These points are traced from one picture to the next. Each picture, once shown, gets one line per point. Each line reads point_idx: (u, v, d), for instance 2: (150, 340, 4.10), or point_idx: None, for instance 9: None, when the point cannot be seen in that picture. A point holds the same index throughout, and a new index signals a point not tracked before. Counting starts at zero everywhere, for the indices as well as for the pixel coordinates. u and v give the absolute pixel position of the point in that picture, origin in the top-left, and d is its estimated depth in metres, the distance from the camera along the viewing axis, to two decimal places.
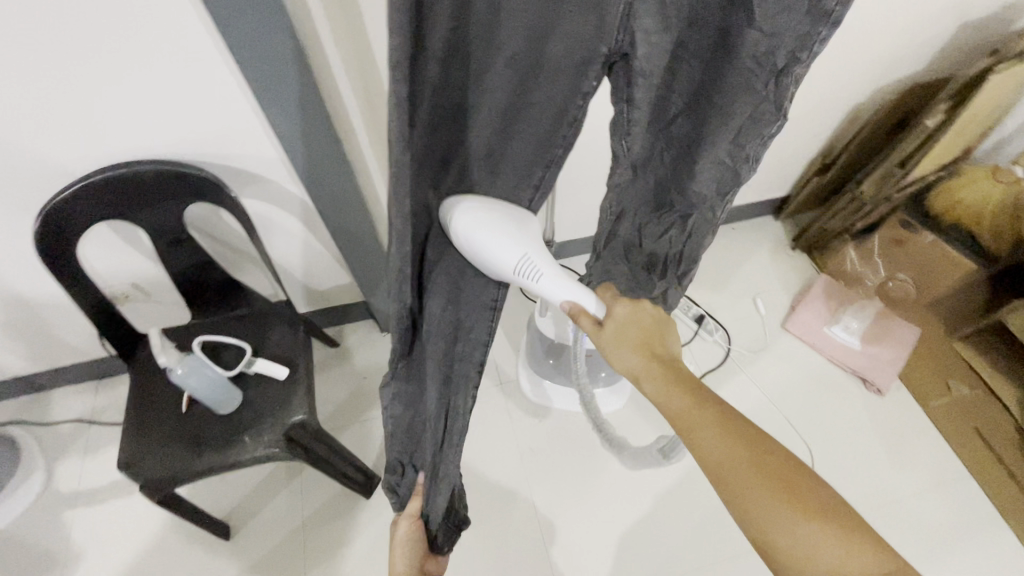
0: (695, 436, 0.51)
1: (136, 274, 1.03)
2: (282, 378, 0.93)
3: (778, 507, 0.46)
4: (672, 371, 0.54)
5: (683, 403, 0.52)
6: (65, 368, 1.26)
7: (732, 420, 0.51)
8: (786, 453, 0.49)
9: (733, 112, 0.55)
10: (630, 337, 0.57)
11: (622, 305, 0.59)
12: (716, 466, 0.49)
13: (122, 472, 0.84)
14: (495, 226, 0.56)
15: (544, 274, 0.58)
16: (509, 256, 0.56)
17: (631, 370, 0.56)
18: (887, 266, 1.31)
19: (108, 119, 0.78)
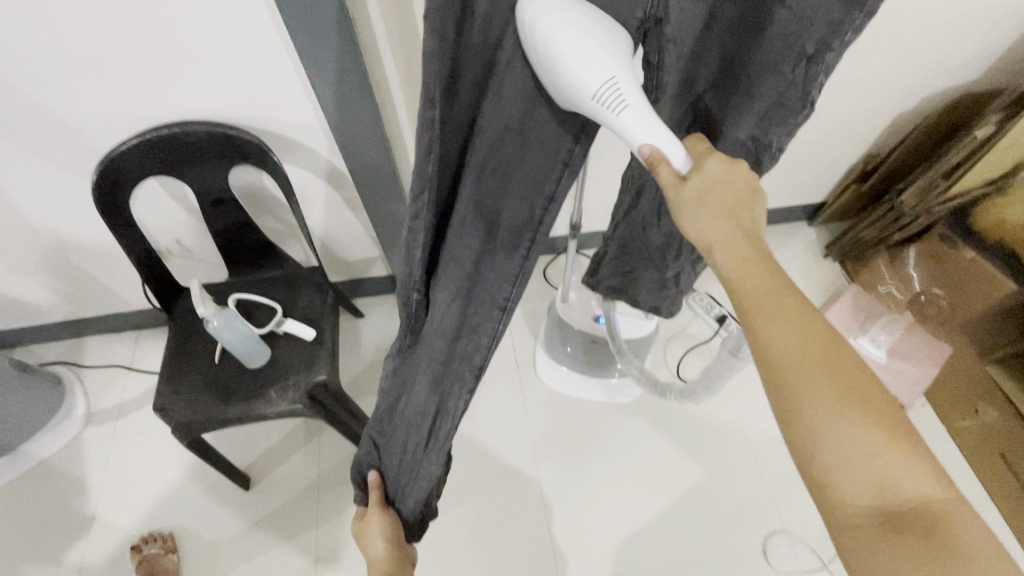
0: (759, 320, 0.44)
1: (180, 230, 1.09)
2: (308, 339, 0.97)
3: (837, 411, 0.41)
4: (756, 248, 0.47)
5: (761, 286, 0.45)
6: (109, 317, 1.34)
7: (808, 311, 0.44)
8: (858, 359, 0.43)
9: (758, 92, 0.53)
10: (715, 201, 0.49)
11: (712, 162, 0.50)
12: (778, 358, 0.43)
13: (156, 413, 0.89)
14: (581, 34, 0.43)
15: (631, 102, 0.46)
16: (595, 75, 0.43)
17: (708, 239, 0.48)
18: (924, 279, 1.30)
19: (166, 77, 0.83)
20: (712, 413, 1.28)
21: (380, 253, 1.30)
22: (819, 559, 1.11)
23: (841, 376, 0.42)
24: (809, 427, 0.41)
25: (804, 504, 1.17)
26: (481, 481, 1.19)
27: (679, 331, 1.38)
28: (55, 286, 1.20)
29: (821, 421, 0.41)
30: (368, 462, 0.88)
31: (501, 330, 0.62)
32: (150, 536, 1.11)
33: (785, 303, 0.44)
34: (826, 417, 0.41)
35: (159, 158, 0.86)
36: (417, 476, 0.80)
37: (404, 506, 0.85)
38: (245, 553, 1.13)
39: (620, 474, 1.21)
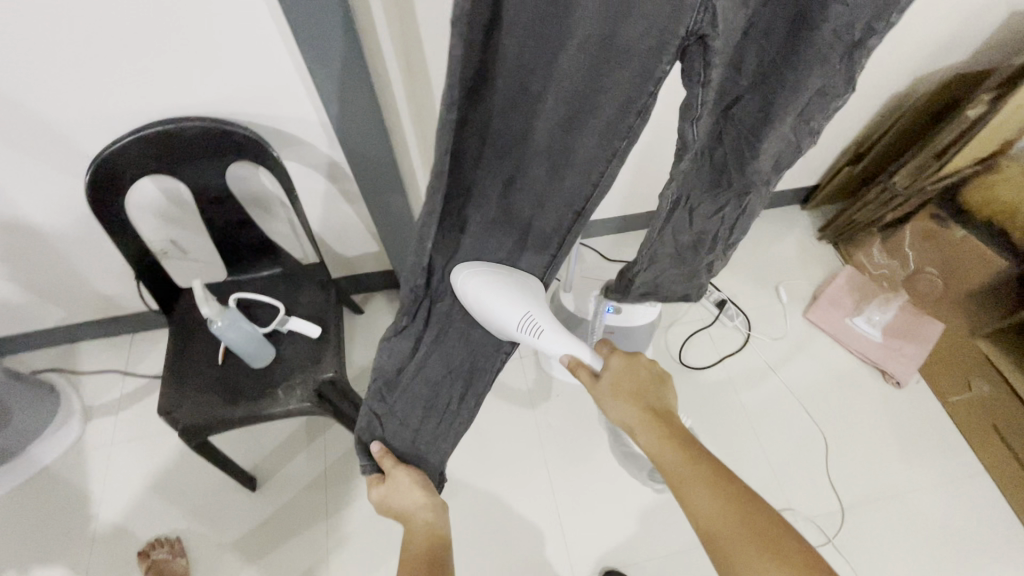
0: (687, 494, 0.63)
1: (175, 229, 1.06)
2: (314, 336, 0.96)
3: (759, 561, 0.56)
4: (664, 427, 0.69)
5: (677, 457, 0.66)
6: (102, 320, 1.31)
7: (719, 478, 0.62)
8: (767, 510, 0.59)
9: (804, 86, 0.58)
10: (625, 391, 0.73)
11: (618, 359, 0.75)
12: (705, 520, 0.61)
13: (161, 417, 0.88)
14: (499, 291, 0.70)
15: (544, 329, 0.72)
16: (511, 316, 0.71)
17: (625, 419, 0.72)
18: (918, 256, 1.33)
19: (159, 72, 0.80)
20: (715, 397, 1.29)
21: (379, 249, 1.29)
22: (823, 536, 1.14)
23: (755, 527, 0.58)
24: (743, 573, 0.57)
25: (807, 483, 1.19)
26: (489, 473, 1.20)
27: (680, 317, 1.40)
28: (46, 291, 1.17)
29: (750, 571, 0.56)
30: (369, 433, 0.80)
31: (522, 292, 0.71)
32: (157, 541, 1.11)
33: (699, 467, 0.64)
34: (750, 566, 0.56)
35: (154, 156, 0.84)
36: (443, 431, 0.85)
37: (431, 459, 0.86)
38: (254, 554, 1.12)
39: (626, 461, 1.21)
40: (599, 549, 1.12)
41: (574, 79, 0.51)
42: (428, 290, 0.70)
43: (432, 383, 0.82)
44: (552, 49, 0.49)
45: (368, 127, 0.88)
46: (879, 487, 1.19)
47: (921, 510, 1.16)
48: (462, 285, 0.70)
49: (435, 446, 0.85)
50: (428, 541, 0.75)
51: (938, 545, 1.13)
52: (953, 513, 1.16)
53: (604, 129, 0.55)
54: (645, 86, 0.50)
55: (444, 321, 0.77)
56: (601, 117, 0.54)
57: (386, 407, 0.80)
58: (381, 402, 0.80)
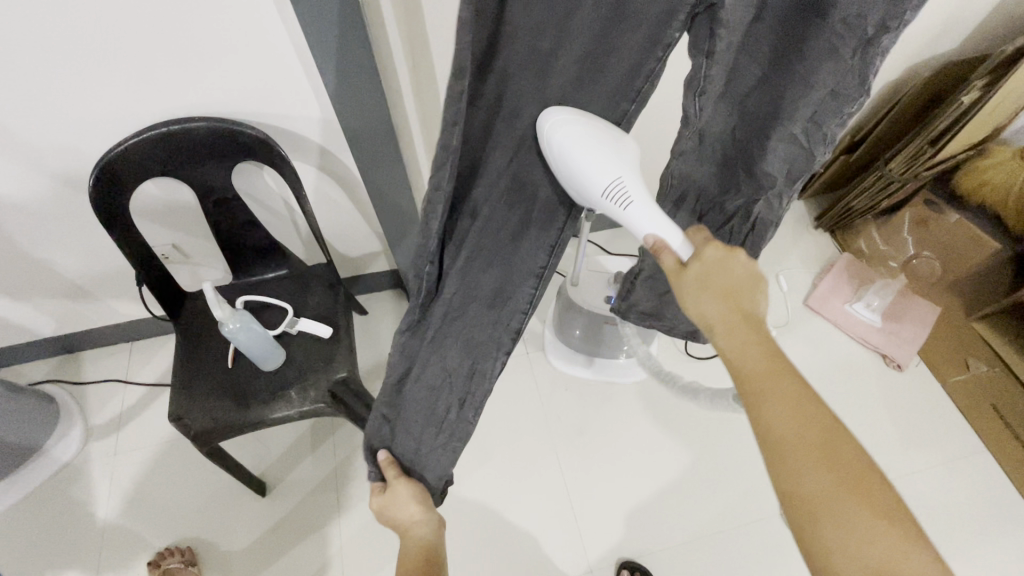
0: (761, 406, 0.51)
1: (177, 233, 1.05)
2: (325, 337, 0.96)
3: (839, 496, 0.47)
4: (753, 330, 0.53)
5: (762, 364, 0.52)
6: (101, 329, 1.29)
7: (805, 396, 0.50)
8: (855, 446, 0.49)
9: (812, 80, 0.55)
10: (716, 282, 0.55)
11: (716, 249, 0.57)
12: (780, 438, 0.49)
13: (172, 423, 0.86)
14: (589, 141, 0.52)
15: (635, 200, 0.54)
16: (600, 177, 0.53)
17: (709, 318, 0.55)
18: (915, 241, 1.36)
19: (163, 73, 0.79)
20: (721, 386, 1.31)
21: (383, 247, 1.29)
22: None
23: (835, 462, 0.48)
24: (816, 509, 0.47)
25: None
26: (500, 468, 1.20)
27: None
28: (43, 300, 1.15)
29: (829, 512, 0.46)
30: (379, 441, 0.81)
31: (537, 296, 0.68)
32: (167, 551, 1.08)
33: (785, 383, 0.51)
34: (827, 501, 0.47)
35: (159, 158, 0.82)
36: (443, 448, 0.79)
37: (430, 473, 0.82)
38: (266, 559, 1.11)
39: (637, 452, 1.21)
40: (614, 540, 1.12)
41: (585, 46, 0.49)
42: (421, 307, 0.61)
43: (433, 387, 0.74)
44: (557, 25, 0.46)
45: (376, 125, 0.88)
46: (885, 469, 1.21)
47: (926, 489, 1.19)
48: (548, 128, 0.53)
49: (434, 466, 0.81)
50: (424, 554, 0.75)
51: (944, 523, 1.15)
52: (958, 491, 1.18)
53: (610, 95, 0.55)
54: (653, 51, 0.52)
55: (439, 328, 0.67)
56: (609, 82, 0.54)
57: (387, 423, 0.78)
58: (383, 418, 0.78)
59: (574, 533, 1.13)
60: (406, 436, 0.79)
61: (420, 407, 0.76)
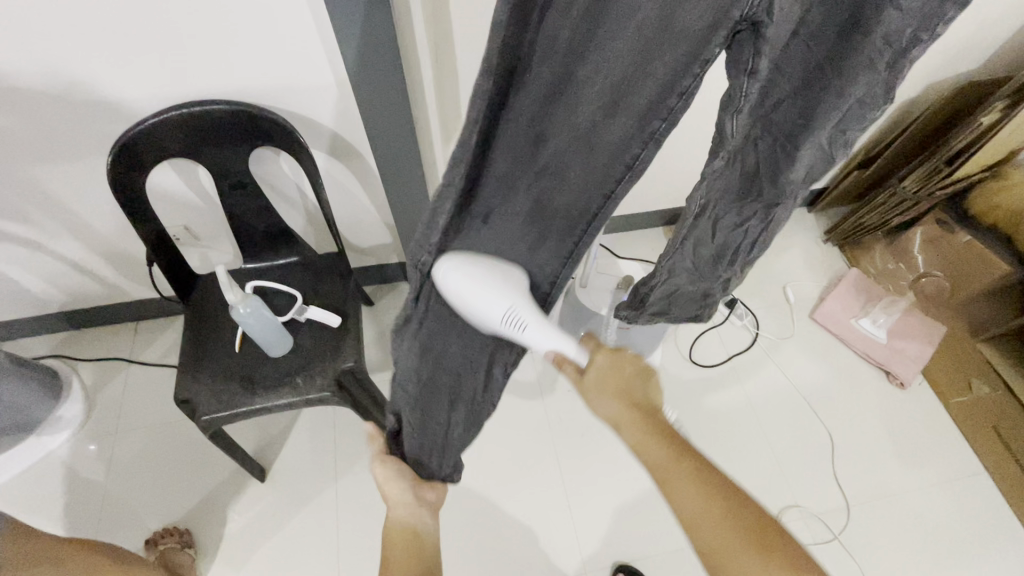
0: (677, 495, 0.57)
1: (190, 215, 1.05)
2: (334, 326, 0.96)
3: (745, 557, 0.54)
4: (649, 422, 0.60)
5: (668, 462, 0.58)
6: (110, 307, 1.29)
7: (707, 476, 0.58)
8: (761, 509, 0.57)
9: (845, 95, 0.53)
10: (612, 386, 0.62)
11: (604, 355, 0.62)
12: (693, 522, 0.56)
13: (179, 405, 0.86)
14: (478, 284, 0.56)
15: (530, 324, 0.59)
16: (496, 309, 0.57)
17: (613, 418, 0.62)
18: (928, 262, 1.36)
19: (185, 52, 0.80)
20: (724, 395, 1.31)
21: (394, 241, 1.29)
22: (830, 532, 1.16)
23: (753, 532, 0.55)
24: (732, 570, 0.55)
25: (813, 479, 1.21)
26: (500, 466, 1.19)
27: None
28: (53, 273, 1.16)
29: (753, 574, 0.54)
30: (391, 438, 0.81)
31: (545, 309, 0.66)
32: (165, 531, 1.07)
33: (685, 468, 0.58)
34: (741, 567, 0.54)
35: (177, 138, 0.82)
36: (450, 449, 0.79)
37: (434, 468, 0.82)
38: (260, 543, 1.10)
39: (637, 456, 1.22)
40: (609, 543, 1.12)
41: (623, 67, 0.44)
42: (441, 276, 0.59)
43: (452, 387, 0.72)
44: (602, 43, 0.43)
45: (396, 122, 0.88)
46: (884, 485, 1.21)
47: (923, 507, 1.19)
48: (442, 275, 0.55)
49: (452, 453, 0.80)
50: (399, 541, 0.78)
51: (939, 542, 1.15)
52: (954, 513, 1.18)
53: (640, 118, 0.47)
54: (690, 68, 0.42)
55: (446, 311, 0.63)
56: (640, 103, 0.46)
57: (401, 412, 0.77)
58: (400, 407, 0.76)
59: (571, 533, 1.13)
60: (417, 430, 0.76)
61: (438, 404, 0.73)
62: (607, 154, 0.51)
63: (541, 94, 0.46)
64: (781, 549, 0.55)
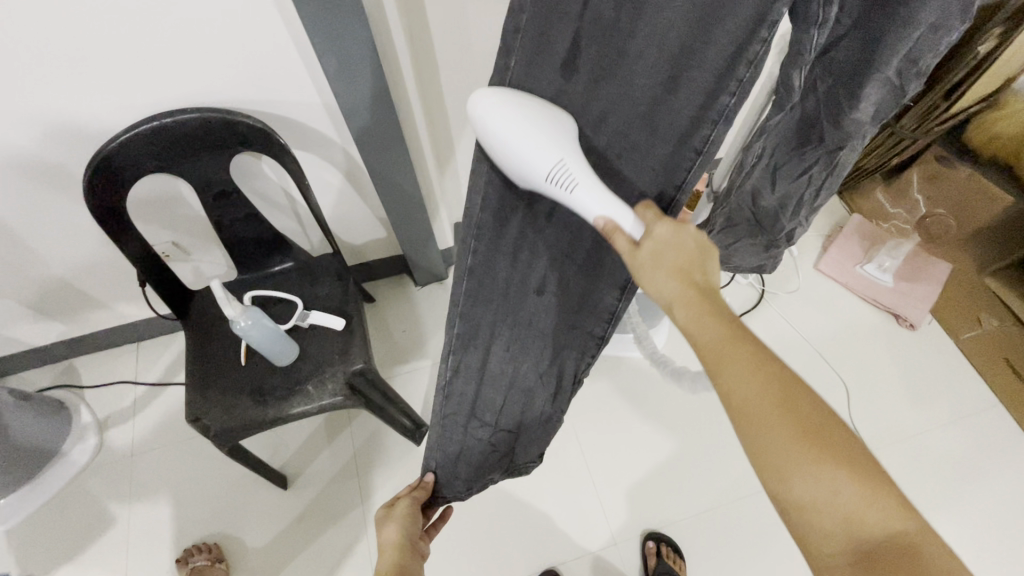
0: (719, 367, 0.45)
1: (178, 231, 1.03)
2: (339, 329, 0.94)
3: (798, 453, 0.42)
4: (709, 301, 0.47)
5: (715, 335, 0.45)
6: (106, 330, 1.27)
7: (766, 358, 0.44)
8: (820, 401, 0.44)
9: (917, 20, 0.45)
10: (668, 262, 0.48)
11: (666, 223, 0.49)
12: (740, 403, 0.44)
13: (191, 425, 0.85)
14: (514, 123, 0.48)
15: (579, 184, 0.49)
16: (542, 157, 0.48)
17: (663, 299, 0.48)
18: (927, 200, 1.32)
19: (150, 63, 0.76)
20: None
21: (387, 234, 1.26)
22: None
23: (798, 414, 0.42)
24: (767, 461, 0.42)
25: None
26: None
27: None
28: (44, 304, 1.13)
29: (789, 463, 0.42)
30: (448, 488, 0.80)
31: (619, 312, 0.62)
32: (194, 548, 1.07)
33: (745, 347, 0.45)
34: (777, 445, 0.42)
35: (153, 152, 0.79)
36: (505, 444, 0.80)
37: (476, 484, 0.83)
38: (292, 550, 1.11)
39: (655, 424, 1.22)
40: (636, 512, 1.13)
41: (676, 34, 0.44)
42: (480, 307, 0.67)
43: (523, 392, 0.75)
44: (652, 20, 0.44)
45: (380, 112, 0.86)
46: (899, 426, 1.22)
47: (940, 443, 1.20)
48: (478, 110, 0.50)
49: (531, 438, 0.81)
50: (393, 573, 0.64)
51: (959, 476, 1.17)
52: (971, 445, 1.20)
53: (703, 95, 0.45)
54: (757, 31, 0.41)
55: (500, 330, 0.70)
56: (704, 76, 0.45)
57: (478, 436, 0.77)
58: (476, 432, 0.77)
59: (596, 508, 1.14)
60: (476, 442, 0.78)
61: (512, 410, 0.77)
62: (672, 134, 0.49)
63: (595, 78, 0.50)
64: (832, 443, 0.42)
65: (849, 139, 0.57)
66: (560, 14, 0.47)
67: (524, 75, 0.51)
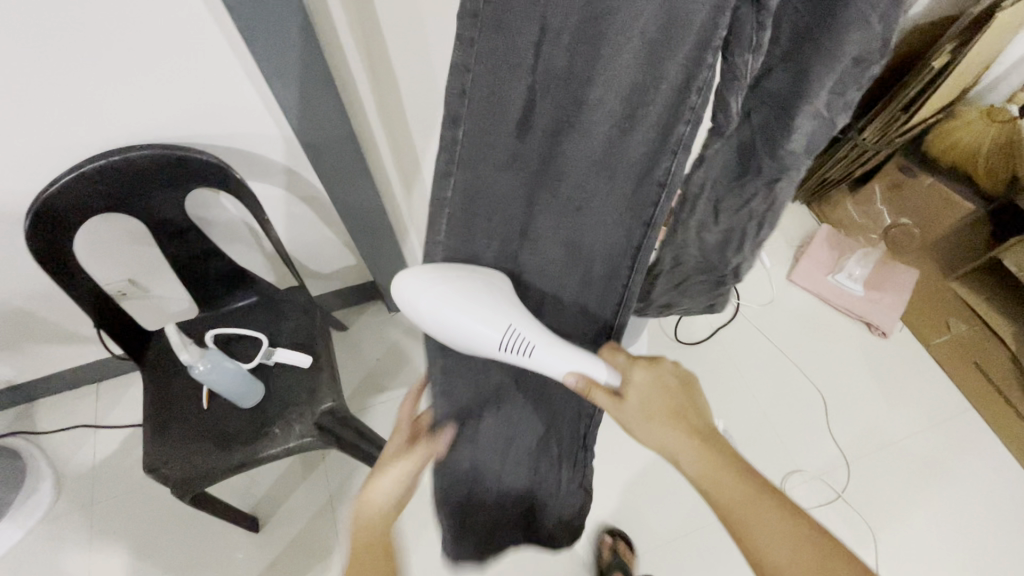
0: (750, 529, 0.50)
1: (133, 268, 0.98)
2: (305, 366, 0.90)
3: None
4: (715, 447, 0.54)
5: (737, 493, 0.51)
6: (61, 374, 1.21)
7: (793, 511, 0.50)
8: (853, 555, 0.48)
9: (842, 56, 0.45)
10: (658, 407, 0.56)
11: (642, 368, 0.57)
12: (776, 562, 0.49)
13: (148, 476, 0.80)
14: (449, 301, 0.50)
15: (537, 344, 0.54)
16: (494, 333, 0.51)
17: (667, 447, 0.56)
18: (892, 209, 1.35)
19: (95, 102, 0.72)
20: (712, 370, 1.31)
21: (356, 261, 1.23)
22: (834, 490, 1.17)
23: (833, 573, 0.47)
24: None
25: (811, 440, 1.22)
26: None
27: None
28: None
29: None
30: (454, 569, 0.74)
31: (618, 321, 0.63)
32: None
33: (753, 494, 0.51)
34: None
35: (101, 193, 0.75)
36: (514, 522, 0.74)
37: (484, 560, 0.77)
38: None
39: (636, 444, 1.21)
40: (622, 537, 1.11)
41: (627, 81, 0.44)
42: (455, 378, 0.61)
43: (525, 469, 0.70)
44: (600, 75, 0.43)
45: (340, 141, 0.84)
46: (877, 434, 1.23)
47: (918, 450, 1.21)
48: (414, 294, 0.51)
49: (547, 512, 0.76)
50: None
51: (937, 481, 1.18)
52: (947, 449, 1.21)
53: (658, 129, 0.48)
54: (703, 59, 0.42)
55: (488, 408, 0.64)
56: (656, 113, 0.47)
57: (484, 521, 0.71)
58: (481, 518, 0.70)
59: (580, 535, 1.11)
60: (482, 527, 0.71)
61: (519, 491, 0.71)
62: (632, 173, 0.52)
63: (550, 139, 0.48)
64: None
65: (787, 172, 0.57)
66: (512, 75, 0.41)
67: (477, 150, 0.45)
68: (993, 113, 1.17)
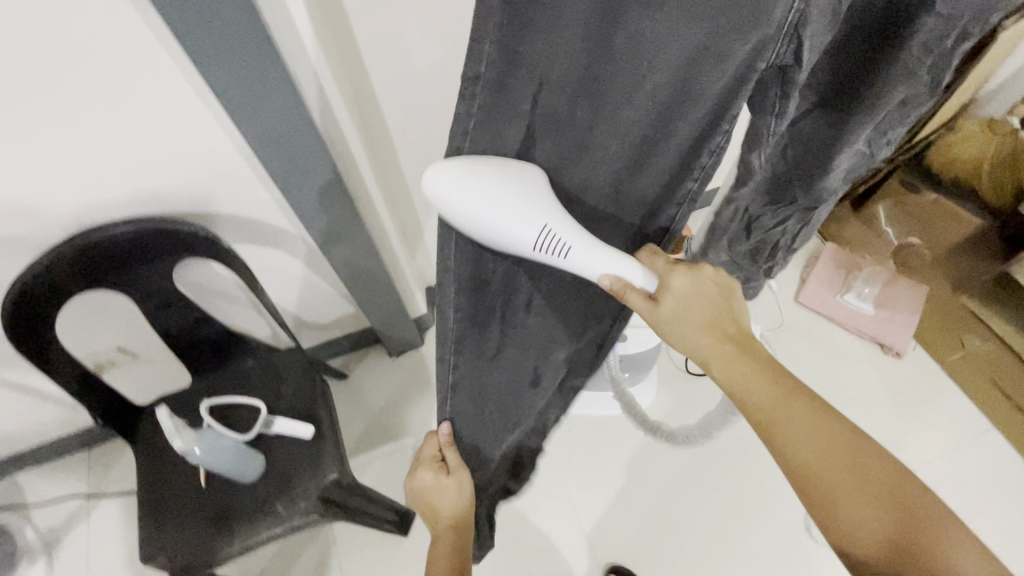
0: (778, 431, 0.50)
1: (120, 338, 0.94)
2: (308, 437, 0.86)
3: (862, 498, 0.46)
4: (750, 357, 0.53)
5: (766, 396, 0.51)
6: (49, 447, 1.15)
7: (825, 409, 0.50)
8: (889, 462, 0.47)
9: (887, 103, 0.47)
10: (695, 314, 0.53)
11: (682, 274, 0.53)
12: (803, 465, 0.48)
13: (146, 566, 0.76)
14: (484, 193, 0.45)
15: (572, 243, 0.49)
16: (528, 230, 0.46)
17: (700, 354, 0.54)
18: (898, 229, 1.32)
19: (73, 180, 0.69)
20: None
21: (354, 310, 1.19)
22: None
23: (866, 473, 0.47)
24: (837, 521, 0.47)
25: None
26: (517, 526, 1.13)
27: None
28: None
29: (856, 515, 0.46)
30: None
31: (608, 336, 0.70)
32: None
33: (796, 404, 0.50)
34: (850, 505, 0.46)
35: (83, 272, 0.72)
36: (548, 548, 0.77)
37: None
38: None
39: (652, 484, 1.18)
40: None
41: (639, 128, 0.45)
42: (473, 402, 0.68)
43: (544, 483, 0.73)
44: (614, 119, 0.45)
45: (334, 202, 0.81)
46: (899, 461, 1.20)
47: (941, 474, 1.18)
48: (438, 188, 0.45)
49: None
50: None
51: (963, 506, 1.15)
52: (970, 472, 1.18)
53: (668, 174, 0.49)
54: (718, 124, 0.43)
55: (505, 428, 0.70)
56: (668, 160, 0.47)
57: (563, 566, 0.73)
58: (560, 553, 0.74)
59: None
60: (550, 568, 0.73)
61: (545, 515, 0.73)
62: (639, 206, 0.53)
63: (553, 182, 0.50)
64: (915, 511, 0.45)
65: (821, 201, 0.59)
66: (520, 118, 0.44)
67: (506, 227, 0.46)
68: (994, 126, 1.14)
